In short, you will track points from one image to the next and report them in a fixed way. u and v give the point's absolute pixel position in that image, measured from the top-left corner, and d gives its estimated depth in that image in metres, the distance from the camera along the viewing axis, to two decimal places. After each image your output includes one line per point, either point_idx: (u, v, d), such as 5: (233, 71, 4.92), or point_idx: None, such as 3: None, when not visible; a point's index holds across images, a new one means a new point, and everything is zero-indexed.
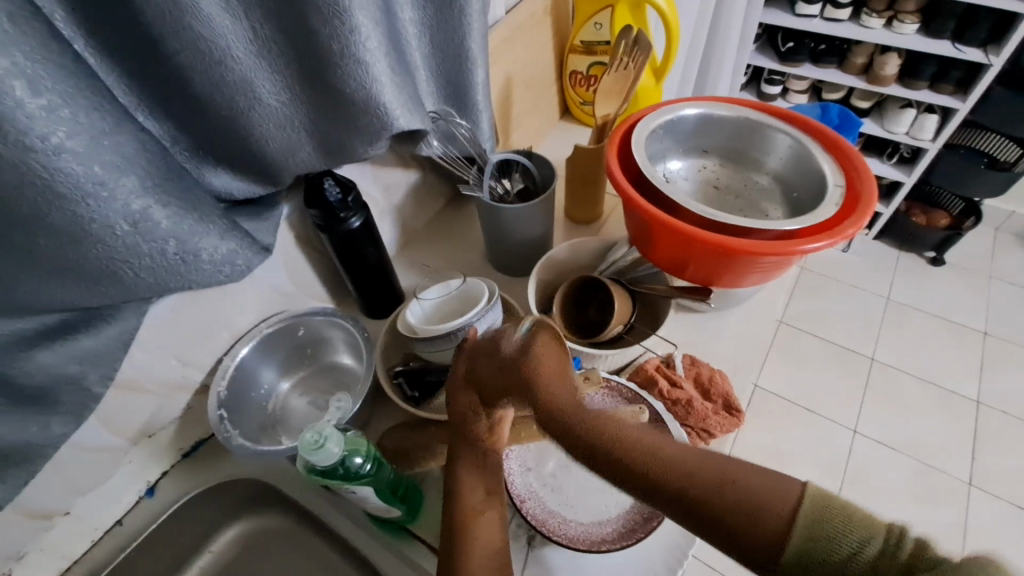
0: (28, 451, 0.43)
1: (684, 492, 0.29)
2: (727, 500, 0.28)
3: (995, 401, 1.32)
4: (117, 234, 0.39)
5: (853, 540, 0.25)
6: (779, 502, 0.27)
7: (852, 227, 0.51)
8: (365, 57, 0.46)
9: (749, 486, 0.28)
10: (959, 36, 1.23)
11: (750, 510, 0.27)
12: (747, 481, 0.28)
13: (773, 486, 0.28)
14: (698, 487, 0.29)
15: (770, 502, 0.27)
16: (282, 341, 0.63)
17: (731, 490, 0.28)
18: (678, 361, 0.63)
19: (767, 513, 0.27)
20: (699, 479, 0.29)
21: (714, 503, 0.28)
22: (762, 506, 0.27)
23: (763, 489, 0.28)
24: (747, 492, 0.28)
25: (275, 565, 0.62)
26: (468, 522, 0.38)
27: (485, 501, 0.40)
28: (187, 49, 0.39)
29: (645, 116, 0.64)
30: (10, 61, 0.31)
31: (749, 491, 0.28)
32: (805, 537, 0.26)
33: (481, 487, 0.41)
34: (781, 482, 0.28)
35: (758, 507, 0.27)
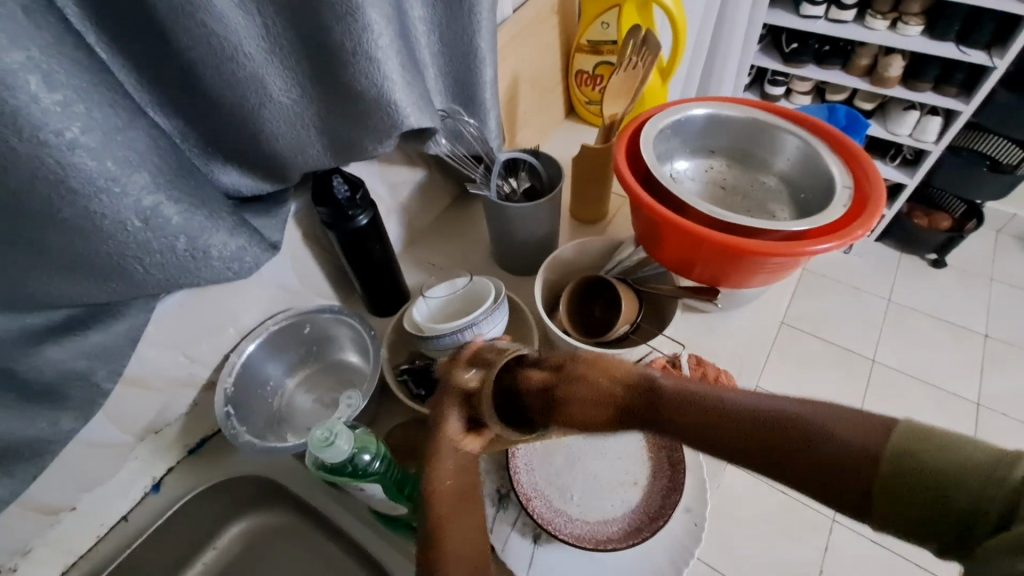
0: (37, 446, 0.43)
1: (798, 446, 0.31)
2: (816, 447, 0.30)
3: (995, 403, 1.33)
4: (128, 229, 0.38)
5: (952, 468, 0.27)
6: (865, 442, 0.29)
7: (861, 228, 0.51)
8: (377, 55, 0.46)
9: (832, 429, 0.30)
10: (963, 38, 1.23)
11: (846, 458, 0.29)
12: (826, 423, 0.31)
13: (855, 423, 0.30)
14: (805, 437, 0.31)
15: (854, 444, 0.29)
16: (288, 338, 0.63)
17: (827, 440, 0.30)
18: (684, 360, 0.61)
19: (858, 447, 0.29)
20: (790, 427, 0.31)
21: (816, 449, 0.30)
22: (855, 448, 0.29)
23: (843, 431, 0.30)
24: (830, 435, 0.30)
25: (280, 561, 0.63)
26: (443, 532, 0.37)
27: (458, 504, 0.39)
28: (200, 45, 0.39)
29: (653, 116, 0.64)
30: (25, 55, 0.31)
31: (833, 435, 0.30)
32: (898, 461, 0.28)
33: (456, 485, 0.39)
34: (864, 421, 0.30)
35: (850, 448, 0.30)
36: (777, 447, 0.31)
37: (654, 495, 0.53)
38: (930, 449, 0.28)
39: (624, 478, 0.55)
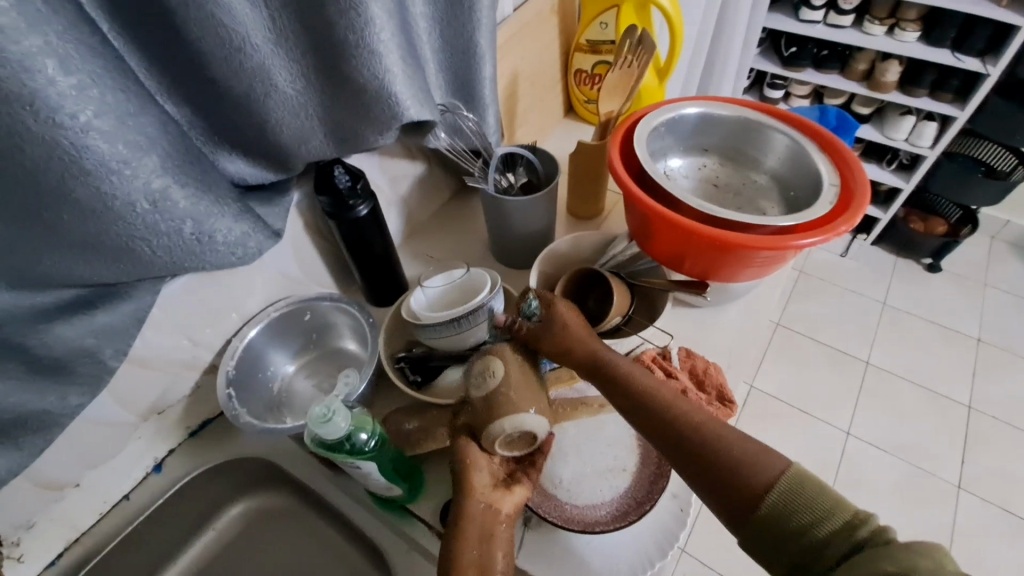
0: (45, 420, 0.45)
1: (709, 458, 0.40)
2: (729, 463, 0.39)
3: (985, 406, 1.34)
4: (137, 211, 0.40)
5: (822, 506, 0.35)
6: (767, 474, 0.37)
7: (845, 224, 0.53)
8: (379, 48, 0.47)
9: (745, 458, 0.39)
10: (958, 45, 1.25)
11: (747, 480, 0.38)
12: (746, 453, 0.39)
13: (767, 458, 0.38)
14: (723, 455, 0.39)
15: (761, 471, 0.38)
16: (289, 324, 0.64)
17: (732, 463, 0.39)
18: (674, 353, 0.64)
19: (763, 477, 0.37)
20: (724, 445, 0.40)
21: (729, 470, 0.38)
22: (755, 478, 0.37)
23: (754, 462, 0.38)
24: (740, 458, 0.39)
25: (277, 542, 0.64)
26: None
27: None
28: (208, 35, 0.40)
29: (648, 114, 0.66)
30: (44, 40, 0.32)
31: (745, 463, 0.38)
32: (782, 496, 0.36)
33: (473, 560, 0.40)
34: (773, 460, 0.38)
35: (747, 473, 0.38)
36: (702, 459, 0.40)
37: (643, 479, 0.55)
38: (811, 491, 0.36)
39: (613, 465, 0.56)
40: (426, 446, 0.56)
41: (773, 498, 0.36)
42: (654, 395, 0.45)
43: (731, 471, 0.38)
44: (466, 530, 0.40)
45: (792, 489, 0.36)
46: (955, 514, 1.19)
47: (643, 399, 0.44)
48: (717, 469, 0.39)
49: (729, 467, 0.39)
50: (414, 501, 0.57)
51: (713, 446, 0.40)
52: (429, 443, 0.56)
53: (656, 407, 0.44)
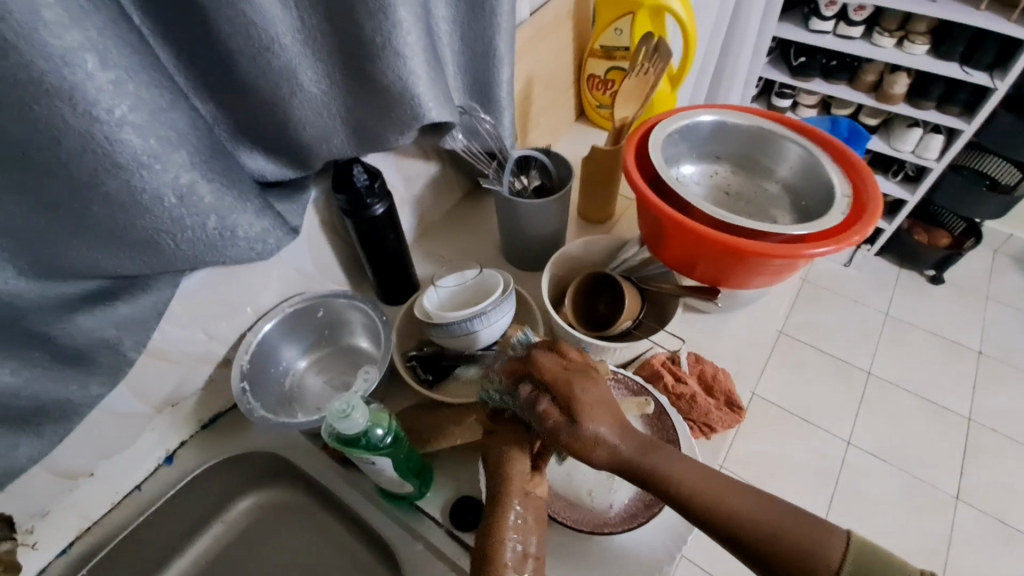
0: (65, 409, 0.46)
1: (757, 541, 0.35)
2: (793, 547, 0.34)
3: (985, 419, 1.34)
4: (164, 205, 0.41)
5: (891, 574, 0.32)
6: (830, 551, 0.33)
7: (858, 235, 0.53)
8: (403, 51, 0.48)
9: (794, 532, 0.34)
10: (967, 59, 1.26)
11: (806, 559, 0.33)
12: (791, 519, 0.35)
13: (812, 521, 0.35)
14: (781, 536, 0.34)
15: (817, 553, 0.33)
16: (302, 320, 0.65)
17: (780, 543, 0.34)
18: (683, 358, 0.65)
19: (827, 556, 0.33)
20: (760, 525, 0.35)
21: (789, 553, 0.34)
22: (817, 558, 0.33)
23: (806, 536, 0.34)
24: (797, 535, 0.34)
25: (285, 536, 0.65)
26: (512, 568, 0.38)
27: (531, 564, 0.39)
28: (240, 34, 0.41)
29: (662, 121, 0.66)
30: (84, 35, 0.33)
31: (799, 536, 0.34)
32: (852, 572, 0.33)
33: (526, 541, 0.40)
34: (830, 535, 0.34)
35: (811, 555, 0.33)
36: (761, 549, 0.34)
37: None
38: (878, 566, 0.33)
39: None
40: (437, 443, 0.57)
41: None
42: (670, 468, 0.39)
43: (797, 561, 0.33)
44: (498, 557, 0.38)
45: (859, 563, 0.33)
46: (953, 525, 1.19)
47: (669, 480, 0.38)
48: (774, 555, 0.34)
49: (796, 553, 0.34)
50: (424, 497, 0.57)
51: (762, 527, 0.35)
52: (441, 441, 0.57)
53: (699, 493, 0.37)
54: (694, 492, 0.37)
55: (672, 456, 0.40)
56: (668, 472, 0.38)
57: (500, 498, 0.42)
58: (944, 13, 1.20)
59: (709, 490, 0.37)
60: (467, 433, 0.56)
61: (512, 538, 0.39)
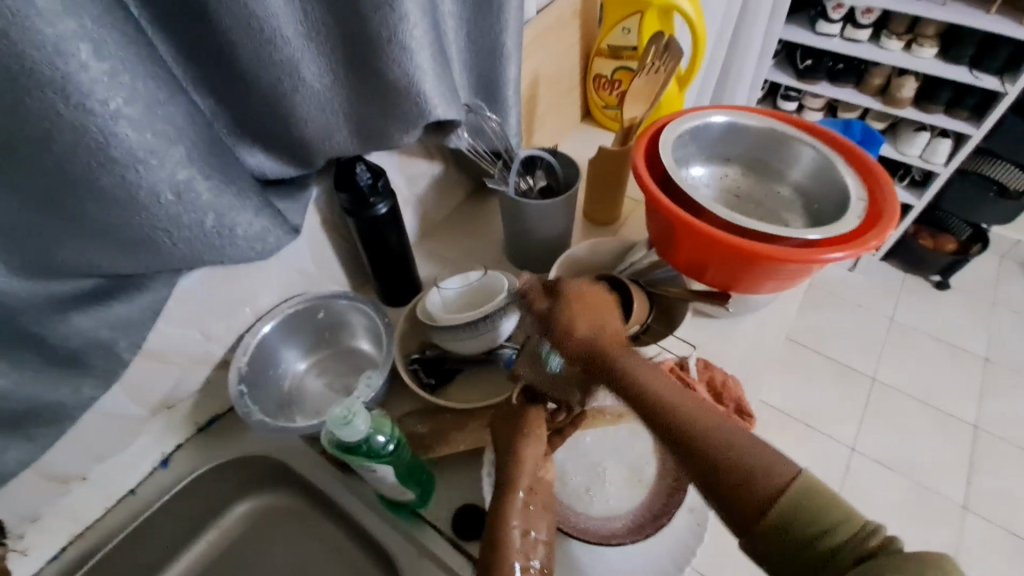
0: (58, 412, 0.44)
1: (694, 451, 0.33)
2: (734, 464, 0.32)
3: (993, 427, 1.33)
4: (161, 202, 0.39)
5: (824, 520, 0.30)
6: (774, 477, 0.31)
7: (876, 239, 0.52)
8: (410, 45, 0.47)
9: (749, 458, 0.32)
10: (977, 63, 1.24)
11: (743, 479, 0.31)
12: (745, 445, 0.33)
13: (767, 456, 0.32)
14: (728, 455, 0.32)
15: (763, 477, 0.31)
16: (302, 321, 0.63)
17: (720, 459, 0.32)
18: (692, 364, 0.63)
19: (767, 483, 0.31)
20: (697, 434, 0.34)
21: (729, 472, 0.32)
22: (757, 482, 0.31)
23: (762, 462, 0.32)
24: (738, 456, 0.32)
25: (282, 543, 0.63)
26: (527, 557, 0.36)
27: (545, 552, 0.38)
28: (241, 26, 0.40)
29: (672, 121, 0.65)
30: (79, 25, 0.32)
31: (744, 453, 0.32)
32: (784, 509, 0.30)
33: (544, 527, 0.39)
34: (783, 464, 0.32)
35: (750, 475, 0.31)
36: (701, 453, 0.33)
37: (659, 493, 0.54)
38: (821, 505, 0.30)
39: (632, 475, 0.55)
40: (440, 450, 0.56)
41: (777, 515, 0.30)
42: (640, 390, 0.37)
43: (731, 469, 0.32)
44: (503, 534, 0.36)
45: (800, 496, 0.31)
46: (960, 534, 1.17)
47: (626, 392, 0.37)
48: (708, 462, 0.33)
49: (734, 473, 0.32)
50: (426, 506, 0.56)
51: (707, 436, 0.33)
52: (444, 448, 0.55)
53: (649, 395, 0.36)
54: (656, 399, 0.36)
55: (652, 368, 0.38)
56: (641, 381, 0.37)
57: (505, 488, 0.39)
58: (954, 16, 1.18)
59: (676, 402, 0.36)
60: (471, 439, 0.55)
61: (516, 525, 0.37)
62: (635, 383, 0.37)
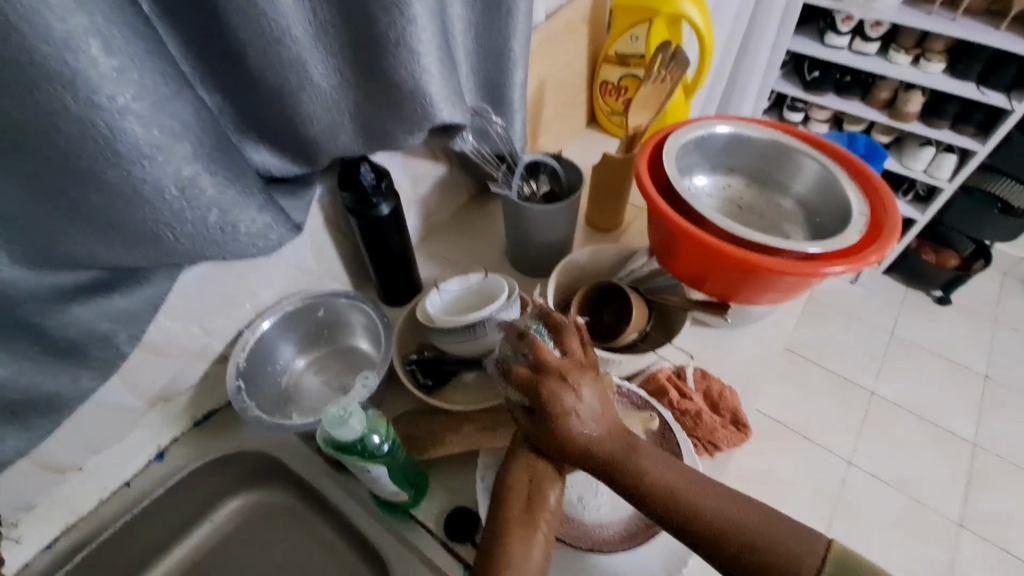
0: (57, 401, 0.45)
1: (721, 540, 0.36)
2: (765, 550, 0.35)
3: (991, 445, 1.32)
4: (165, 197, 0.40)
5: None
6: (797, 553, 0.35)
7: (876, 254, 0.52)
8: (417, 48, 0.47)
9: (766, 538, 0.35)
10: (984, 79, 1.24)
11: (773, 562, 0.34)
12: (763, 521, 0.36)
13: (793, 529, 0.36)
14: (747, 545, 0.35)
15: (790, 555, 0.35)
16: (303, 319, 0.64)
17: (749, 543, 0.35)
18: (689, 373, 0.64)
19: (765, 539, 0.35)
20: (718, 530, 0.36)
21: (776, 563, 0.34)
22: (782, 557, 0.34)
23: (779, 541, 0.35)
24: (761, 538, 0.35)
25: (274, 541, 0.63)
26: (506, 533, 0.39)
27: (528, 522, 0.40)
28: (249, 25, 0.40)
29: (676, 130, 0.65)
30: (89, 19, 0.32)
31: (772, 542, 0.35)
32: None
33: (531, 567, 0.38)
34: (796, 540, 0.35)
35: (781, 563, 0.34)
36: (735, 556, 0.35)
37: None
38: (852, 569, 0.34)
39: None
40: (434, 452, 0.56)
41: None
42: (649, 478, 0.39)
43: (763, 558, 0.35)
44: (512, 536, 0.39)
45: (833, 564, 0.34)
46: (955, 553, 1.17)
47: (643, 487, 0.38)
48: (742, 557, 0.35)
49: (768, 555, 0.35)
50: (418, 506, 0.56)
51: (744, 531, 0.36)
52: (438, 450, 0.56)
53: (648, 481, 0.39)
54: (671, 493, 0.38)
55: (659, 458, 0.40)
56: (657, 479, 0.38)
57: (497, 504, 0.41)
58: (963, 32, 1.18)
59: (689, 492, 0.38)
60: (464, 443, 0.55)
61: (511, 540, 0.38)
62: (659, 491, 0.38)
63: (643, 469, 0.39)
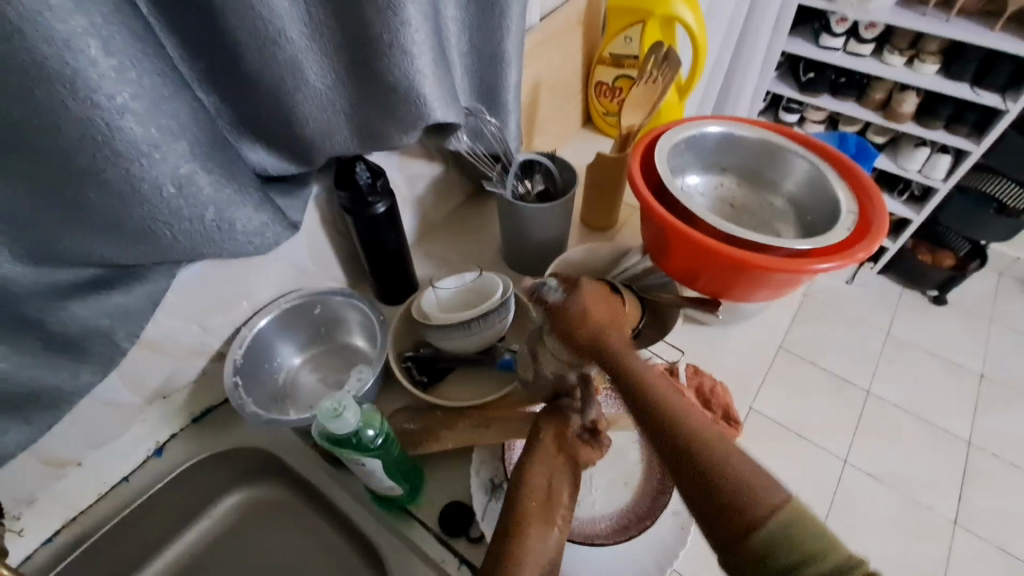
0: (56, 396, 0.45)
1: (688, 452, 0.30)
2: (728, 474, 0.29)
3: (986, 443, 1.32)
4: (163, 195, 0.40)
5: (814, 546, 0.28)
6: (767, 498, 0.28)
7: (864, 251, 0.53)
8: (411, 48, 0.48)
9: (743, 471, 0.29)
10: (978, 80, 1.24)
11: (731, 492, 0.29)
12: (742, 457, 0.30)
13: (773, 482, 0.29)
14: (718, 464, 0.30)
15: (763, 491, 0.29)
16: (299, 317, 0.64)
17: (719, 465, 0.30)
18: (681, 369, 0.65)
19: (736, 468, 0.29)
20: (691, 440, 0.31)
21: (731, 495, 0.29)
22: (753, 491, 0.29)
23: (753, 476, 0.29)
24: (736, 470, 0.29)
25: (271, 537, 0.64)
26: (522, 526, 0.38)
27: (543, 517, 0.39)
28: (245, 27, 0.41)
29: (668, 130, 0.66)
30: (88, 21, 0.33)
31: (742, 476, 0.29)
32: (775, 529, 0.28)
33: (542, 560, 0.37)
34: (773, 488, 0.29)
35: (744, 495, 0.29)
36: (698, 468, 0.30)
37: (645, 496, 0.55)
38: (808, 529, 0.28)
39: (618, 478, 0.57)
40: (429, 447, 0.56)
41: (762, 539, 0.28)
42: (637, 375, 0.35)
43: (731, 488, 0.29)
44: (527, 527, 0.38)
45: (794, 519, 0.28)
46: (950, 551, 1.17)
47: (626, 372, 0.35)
48: (695, 468, 0.30)
49: (735, 487, 0.29)
50: (413, 501, 0.57)
51: (714, 445, 0.30)
52: (433, 445, 0.56)
53: (634, 372, 0.35)
54: (650, 393, 0.34)
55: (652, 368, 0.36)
56: (647, 389, 0.34)
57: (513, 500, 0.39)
58: (956, 33, 1.19)
59: (668, 399, 0.33)
60: (459, 437, 0.56)
61: (530, 531, 0.37)
62: (639, 394, 0.34)
63: (636, 366, 0.35)
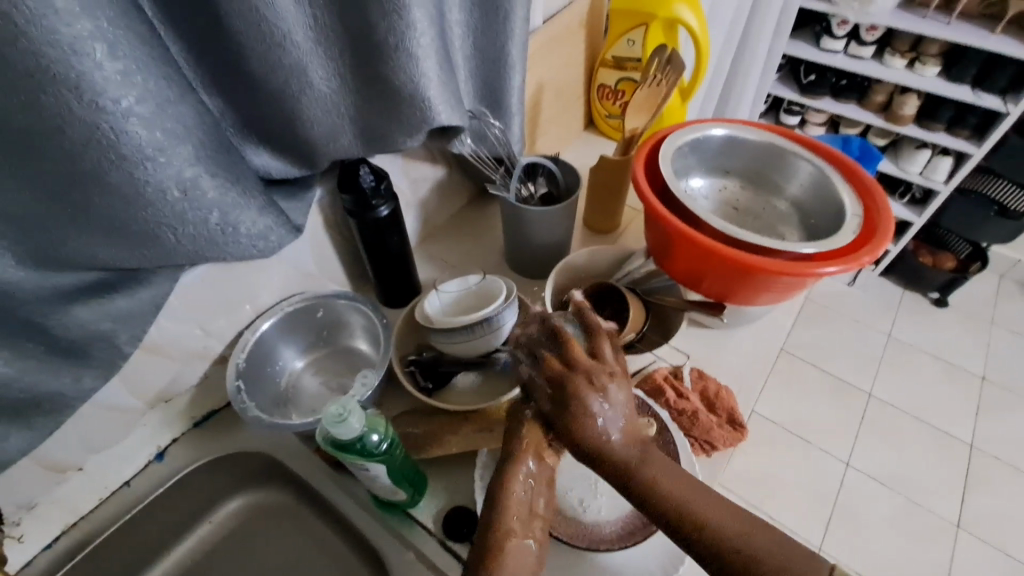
0: (58, 401, 0.45)
1: (725, 552, 0.32)
2: (776, 564, 0.31)
3: (988, 446, 1.32)
4: (167, 199, 0.40)
5: None
6: (810, 563, 0.32)
7: (869, 255, 0.52)
8: (416, 52, 0.48)
9: (782, 558, 0.32)
10: (978, 82, 1.25)
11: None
12: (774, 543, 0.32)
13: (803, 551, 0.32)
14: (758, 552, 0.32)
15: (803, 561, 0.32)
16: (302, 320, 0.64)
17: (757, 556, 0.32)
18: (686, 374, 0.65)
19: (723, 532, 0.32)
20: (729, 548, 0.32)
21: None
22: (799, 573, 0.31)
23: (793, 553, 0.32)
24: (780, 557, 0.32)
25: (272, 542, 0.63)
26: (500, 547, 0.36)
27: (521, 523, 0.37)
28: (251, 29, 0.40)
29: (673, 133, 0.66)
30: (94, 24, 0.32)
31: (784, 561, 0.32)
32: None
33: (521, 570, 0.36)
34: (810, 556, 0.32)
35: (796, 574, 0.31)
36: (744, 567, 0.32)
37: None
38: None
39: None
40: (431, 451, 0.56)
41: None
42: (648, 484, 0.35)
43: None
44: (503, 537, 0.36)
45: None
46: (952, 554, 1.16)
47: (642, 490, 0.35)
48: (744, 572, 0.32)
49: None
50: (416, 506, 0.57)
51: (749, 544, 0.32)
52: (435, 449, 0.56)
53: (648, 480, 0.35)
54: (669, 502, 0.35)
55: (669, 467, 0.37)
56: (654, 479, 0.35)
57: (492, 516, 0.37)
58: (958, 36, 1.19)
59: (687, 500, 0.35)
60: (462, 443, 0.55)
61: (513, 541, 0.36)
62: (649, 486, 0.35)
63: (644, 470, 0.36)
